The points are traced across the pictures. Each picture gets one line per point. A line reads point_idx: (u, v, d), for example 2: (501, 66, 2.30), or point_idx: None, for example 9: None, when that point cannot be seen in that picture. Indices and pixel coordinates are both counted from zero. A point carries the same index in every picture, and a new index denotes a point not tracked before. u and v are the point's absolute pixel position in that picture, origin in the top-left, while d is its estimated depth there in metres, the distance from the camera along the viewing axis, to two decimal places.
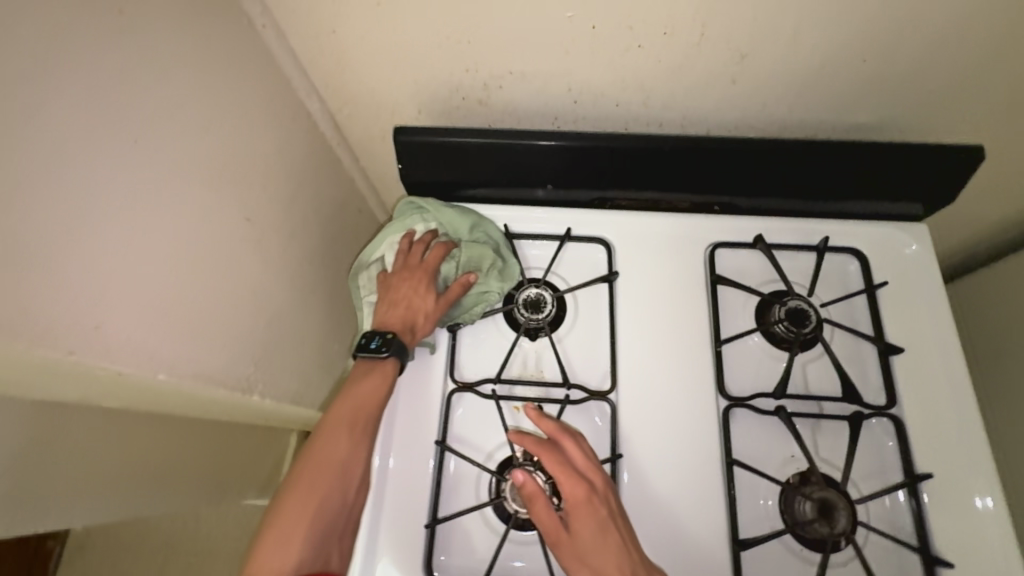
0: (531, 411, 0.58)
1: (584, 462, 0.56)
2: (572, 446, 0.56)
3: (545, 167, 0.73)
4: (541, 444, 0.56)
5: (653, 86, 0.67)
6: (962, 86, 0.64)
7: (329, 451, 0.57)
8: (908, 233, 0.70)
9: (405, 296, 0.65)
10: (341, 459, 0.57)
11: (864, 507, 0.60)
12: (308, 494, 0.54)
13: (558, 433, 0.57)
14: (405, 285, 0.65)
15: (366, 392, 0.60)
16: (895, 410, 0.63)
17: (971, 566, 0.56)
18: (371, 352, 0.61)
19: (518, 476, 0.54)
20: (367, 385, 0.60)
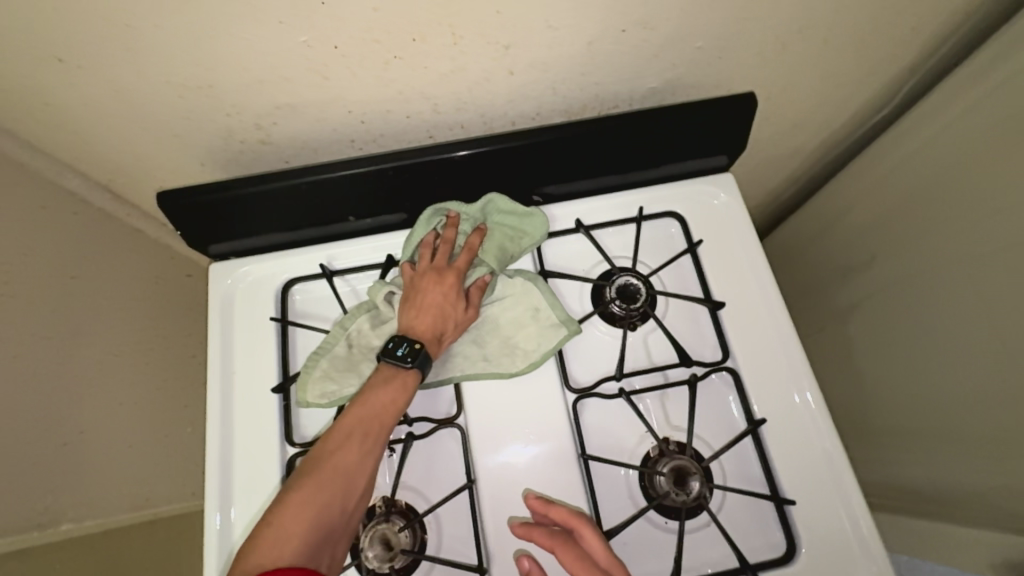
0: (537, 502, 0.56)
1: (605, 553, 0.51)
2: (590, 535, 0.52)
3: (344, 199, 0.67)
4: (552, 544, 0.53)
5: (434, 93, 0.64)
6: (730, 37, 0.65)
7: (389, 395, 0.55)
8: (715, 185, 0.71)
9: (433, 288, 0.61)
10: (399, 404, 0.55)
11: (719, 466, 0.61)
12: (317, 502, 0.49)
13: (573, 522, 0.53)
14: (433, 287, 0.61)
15: (387, 399, 0.55)
16: (731, 362, 0.64)
17: (815, 496, 0.58)
18: (397, 359, 0.56)
19: (525, 563, 0.54)
20: (388, 393, 0.55)
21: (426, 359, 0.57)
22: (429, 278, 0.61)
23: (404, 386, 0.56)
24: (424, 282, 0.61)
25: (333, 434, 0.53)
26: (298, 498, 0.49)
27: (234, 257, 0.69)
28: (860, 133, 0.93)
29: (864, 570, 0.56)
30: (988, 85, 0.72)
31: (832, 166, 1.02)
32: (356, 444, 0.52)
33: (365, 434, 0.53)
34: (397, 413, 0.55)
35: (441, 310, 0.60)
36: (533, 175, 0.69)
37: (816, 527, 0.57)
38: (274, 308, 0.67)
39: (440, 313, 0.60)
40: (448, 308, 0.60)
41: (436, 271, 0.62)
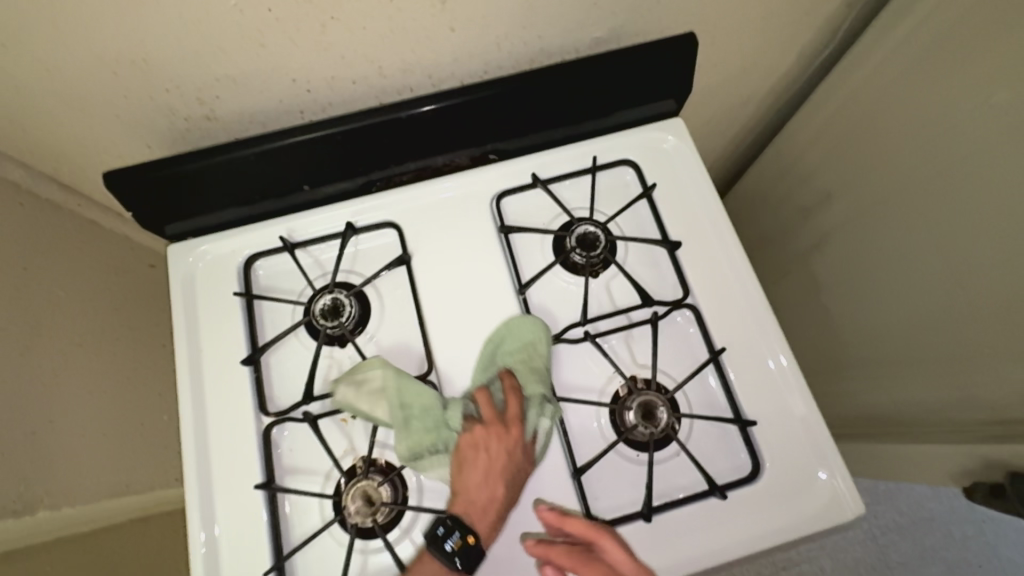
0: (552, 514, 0.56)
1: (629, 563, 0.53)
2: (612, 546, 0.53)
3: (297, 166, 0.66)
4: (574, 558, 0.54)
5: (377, 55, 0.64)
6: None
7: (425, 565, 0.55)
8: (664, 129, 0.72)
9: (492, 456, 0.57)
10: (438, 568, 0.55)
11: (684, 396, 0.64)
12: None
13: (592, 533, 0.54)
14: (492, 448, 0.57)
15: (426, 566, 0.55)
16: (691, 299, 0.66)
17: (774, 416, 0.61)
18: (443, 555, 0.54)
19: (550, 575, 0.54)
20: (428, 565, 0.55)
21: (475, 556, 0.54)
22: (484, 438, 0.57)
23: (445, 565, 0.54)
24: (473, 439, 0.58)
25: None
26: None
27: (192, 237, 0.68)
28: (806, 75, 0.95)
29: (825, 477, 0.59)
30: (919, 14, 0.75)
31: (784, 112, 1.04)
32: None
33: None
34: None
35: (503, 476, 0.57)
36: (485, 131, 0.70)
37: (777, 445, 0.60)
38: (237, 282, 0.66)
39: (489, 483, 0.57)
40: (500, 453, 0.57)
41: (480, 424, 0.58)
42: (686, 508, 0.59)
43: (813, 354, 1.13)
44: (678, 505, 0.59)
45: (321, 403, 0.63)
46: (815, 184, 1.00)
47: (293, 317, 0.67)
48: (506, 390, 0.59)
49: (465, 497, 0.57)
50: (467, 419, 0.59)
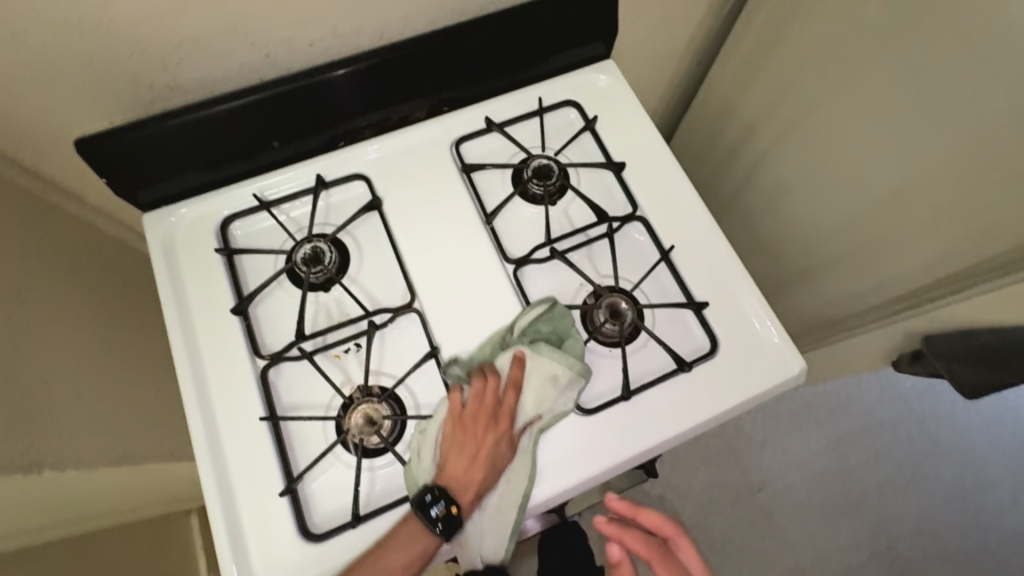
0: (621, 502, 0.62)
1: (698, 567, 0.59)
2: (685, 545, 0.60)
3: (265, 124, 0.70)
4: (653, 550, 0.59)
5: (331, 17, 0.69)
6: None
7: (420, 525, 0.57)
8: (597, 70, 0.81)
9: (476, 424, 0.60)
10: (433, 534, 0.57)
11: (645, 295, 0.71)
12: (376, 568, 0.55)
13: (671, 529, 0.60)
14: (480, 435, 0.60)
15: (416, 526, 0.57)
16: (640, 211, 0.74)
17: (723, 299, 0.69)
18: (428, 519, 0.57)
19: (614, 554, 0.59)
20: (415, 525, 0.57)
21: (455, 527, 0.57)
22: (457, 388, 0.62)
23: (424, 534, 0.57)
24: (467, 427, 0.60)
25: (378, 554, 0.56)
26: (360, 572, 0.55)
27: (165, 205, 0.71)
28: (718, 27, 1.07)
29: (775, 340, 0.67)
30: None
31: (704, 63, 1.15)
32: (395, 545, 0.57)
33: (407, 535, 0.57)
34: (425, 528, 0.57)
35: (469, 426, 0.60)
36: (438, 81, 0.76)
37: (728, 322, 0.68)
38: (216, 240, 0.69)
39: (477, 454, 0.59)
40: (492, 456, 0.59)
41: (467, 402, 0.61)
42: (659, 387, 0.66)
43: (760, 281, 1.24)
44: (651, 385, 0.65)
45: (313, 342, 0.67)
46: (739, 122, 1.11)
47: (274, 267, 0.70)
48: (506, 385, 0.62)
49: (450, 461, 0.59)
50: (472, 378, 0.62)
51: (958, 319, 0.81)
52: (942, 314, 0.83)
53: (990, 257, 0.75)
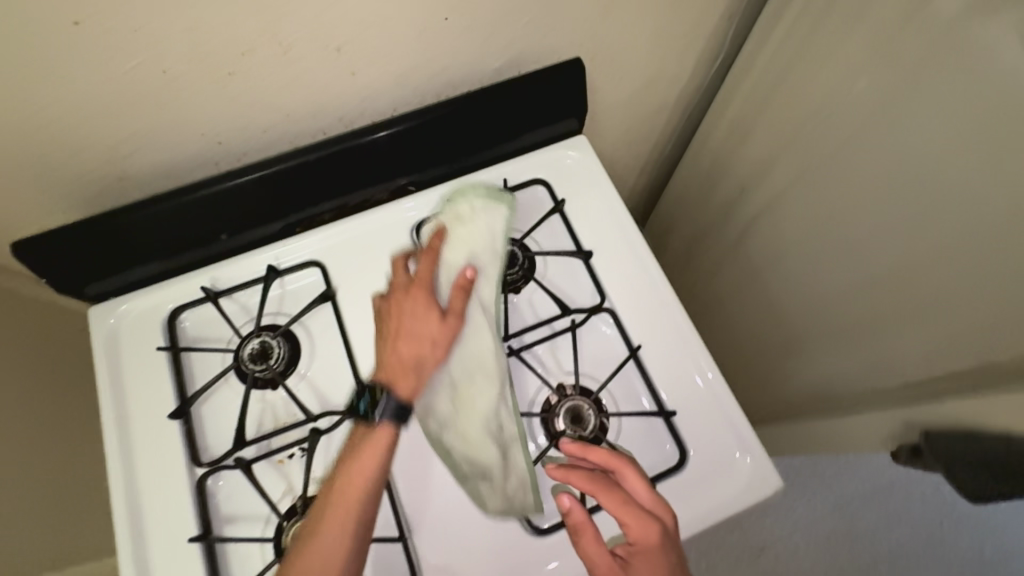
0: (573, 446, 0.58)
1: (644, 493, 0.56)
2: (632, 475, 0.56)
3: (213, 217, 0.68)
4: (595, 484, 0.55)
5: (284, 104, 0.66)
6: (551, 12, 0.70)
7: (357, 473, 0.54)
8: (566, 146, 0.78)
9: (423, 327, 0.61)
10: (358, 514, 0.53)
11: (611, 396, 0.67)
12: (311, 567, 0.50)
13: (614, 462, 0.57)
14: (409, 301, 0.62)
15: (358, 469, 0.54)
16: (608, 302, 0.70)
17: (694, 406, 0.64)
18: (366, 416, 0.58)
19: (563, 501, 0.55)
20: (344, 480, 0.54)
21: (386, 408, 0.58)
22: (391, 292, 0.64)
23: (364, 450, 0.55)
24: (395, 304, 0.63)
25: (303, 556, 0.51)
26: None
27: (114, 297, 0.69)
28: (709, 84, 1.02)
29: (747, 462, 0.62)
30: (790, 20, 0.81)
31: (696, 117, 1.10)
32: (328, 532, 0.51)
33: (337, 522, 0.52)
34: (365, 490, 0.53)
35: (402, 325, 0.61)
36: (399, 165, 0.73)
37: (698, 432, 0.63)
38: (162, 337, 0.67)
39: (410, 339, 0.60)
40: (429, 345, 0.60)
41: (397, 287, 0.64)
42: None
43: (755, 340, 1.18)
44: None
45: (256, 447, 0.64)
46: (731, 181, 1.06)
47: (223, 363, 0.67)
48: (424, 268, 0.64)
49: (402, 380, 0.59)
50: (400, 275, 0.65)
51: (958, 418, 0.74)
52: (941, 409, 0.76)
53: (996, 357, 0.68)
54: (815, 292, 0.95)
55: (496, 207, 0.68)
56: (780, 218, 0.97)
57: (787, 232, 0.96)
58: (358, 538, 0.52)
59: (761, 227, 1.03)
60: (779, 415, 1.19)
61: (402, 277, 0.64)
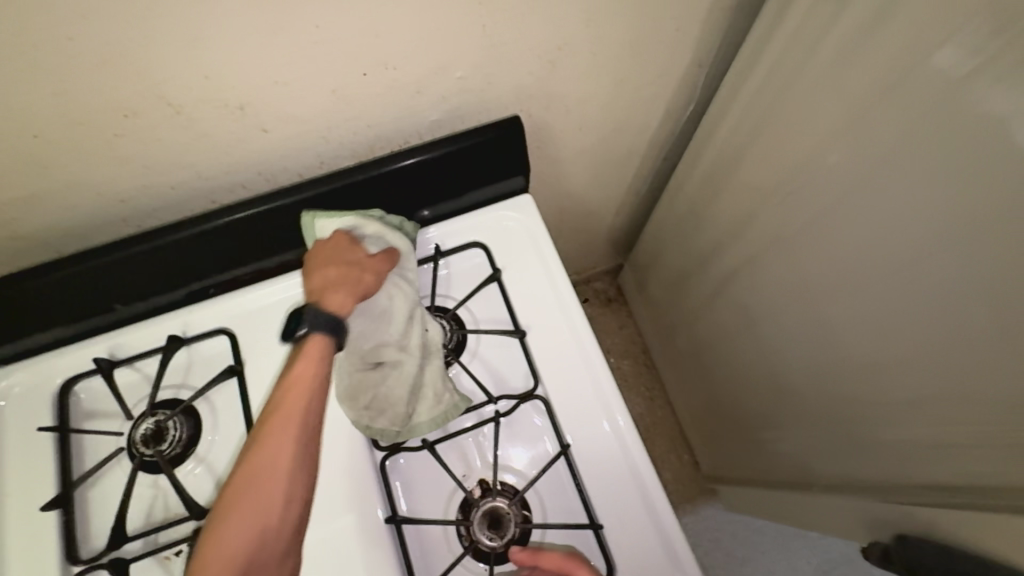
0: (524, 554, 0.54)
1: None
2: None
3: (108, 286, 0.63)
4: None
5: (189, 162, 0.61)
6: (488, 65, 0.64)
7: (265, 457, 0.51)
8: (509, 207, 0.71)
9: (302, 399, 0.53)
10: (282, 474, 0.51)
11: (537, 497, 0.60)
12: (245, 522, 0.49)
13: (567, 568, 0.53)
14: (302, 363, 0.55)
15: (297, 381, 0.54)
16: (542, 389, 0.63)
17: (626, 518, 0.58)
18: (296, 332, 0.57)
19: None
20: (291, 396, 0.53)
21: (315, 321, 0.56)
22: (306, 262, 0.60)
23: (308, 352, 0.55)
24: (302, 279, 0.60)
25: (259, 452, 0.51)
26: (249, 467, 0.50)
27: (8, 363, 0.64)
28: (683, 130, 0.95)
29: None
30: (756, 76, 0.72)
31: (671, 161, 1.03)
32: (275, 461, 0.51)
33: (253, 511, 0.49)
34: (285, 469, 0.51)
35: (330, 259, 0.59)
36: None
37: (630, 550, 0.57)
38: (51, 415, 0.61)
39: (331, 285, 0.58)
40: (358, 271, 0.58)
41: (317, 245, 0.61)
42: None
43: (734, 398, 1.10)
44: None
45: (142, 541, 0.58)
46: (705, 233, 0.99)
47: (117, 443, 0.61)
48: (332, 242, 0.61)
49: (331, 300, 0.57)
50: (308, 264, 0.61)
51: (935, 524, 0.66)
52: (917, 513, 0.68)
53: (978, 469, 0.60)
54: (789, 362, 0.88)
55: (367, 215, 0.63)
56: (752, 281, 0.89)
57: (758, 296, 0.89)
58: (272, 525, 0.50)
59: (734, 285, 0.95)
60: (758, 476, 1.11)
61: (354, 252, 0.60)
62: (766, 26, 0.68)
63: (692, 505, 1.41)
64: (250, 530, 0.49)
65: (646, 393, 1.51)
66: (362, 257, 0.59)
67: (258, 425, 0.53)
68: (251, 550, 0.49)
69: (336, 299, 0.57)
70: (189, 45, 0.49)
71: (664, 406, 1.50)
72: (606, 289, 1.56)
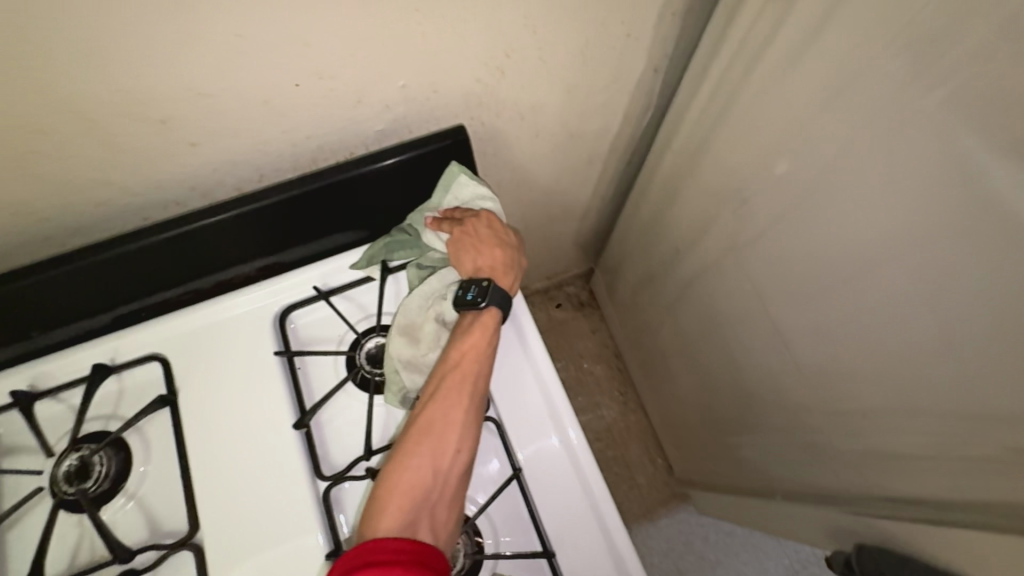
0: None
1: None
2: None
3: (29, 312, 0.60)
4: None
5: (110, 179, 0.57)
6: (431, 73, 0.61)
7: (441, 410, 0.54)
8: None
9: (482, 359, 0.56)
10: (451, 421, 0.53)
11: (490, 524, 0.58)
12: (432, 449, 0.52)
13: None
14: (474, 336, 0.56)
15: (473, 344, 0.56)
16: (494, 410, 0.61)
17: (580, 541, 0.56)
18: (469, 304, 0.58)
19: None
20: (471, 340, 0.56)
21: (494, 293, 0.58)
22: (461, 232, 0.62)
23: (485, 327, 0.57)
24: (465, 232, 0.62)
25: (438, 399, 0.54)
26: (428, 413, 0.54)
27: None
28: (644, 135, 0.93)
29: None
30: (711, 82, 0.71)
31: (634, 165, 1.01)
32: (454, 413, 0.54)
33: (438, 445, 0.53)
34: (462, 420, 0.54)
35: (496, 241, 0.62)
36: (266, 242, 0.65)
37: (582, 575, 0.55)
38: None
39: (503, 257, 0.61)
40: (518, 253, 0.63)
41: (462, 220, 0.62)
42: None
43: (702, 404, 1.09)
44: None
45: None
46: (667, 239, 0.98)
47: (38, 481, 0.57)
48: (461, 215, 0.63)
49: (503, 279, 0.61)
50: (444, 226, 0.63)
51: (894, 534, 0.65)
52: (876, 522, 0.68)
53: (933, 481, 0.60)
54: (751, 369, 0.87)
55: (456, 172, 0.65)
56: (713, 287, 0.88)
57: (720, 303, 0.88)
58: (455, 460, 0.53)
59: (697, 291, 0.94)
60: (728, 480, 1.10)
61: (505, 234, 0.63)
62: (718, 31, 0.67)
63: (667, 508, 1.41)
64: (424, 467, 0.52)
65: (618, 396, 1.50)
66: (511, 239, 0.63)
67: (431, 385, 0.55)
68: (428, 486, 0.52)
69: (506, 280, 0.61)
70: (94, 55, 0.46)
71: (636, 410, 1.49)
72: (578, 292, 1.55)
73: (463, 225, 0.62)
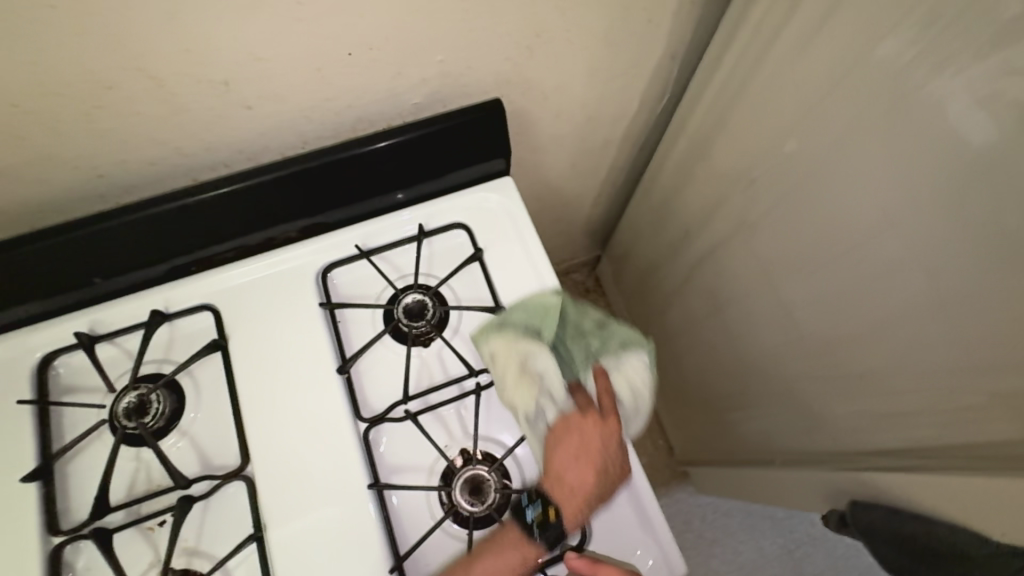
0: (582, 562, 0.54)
1: None
2: None
3: (89, 261, 0.64)
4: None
5: (170, 138, 0.61)
6: (469, 48, 0.65)
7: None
8: (489, 188, 0.74)
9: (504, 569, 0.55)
10: None
11: (517, 465, 0.63)
12: None
13: None
14: (501, 545, 0.56)
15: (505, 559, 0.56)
16: None
17: None
18: (526, 527, 0.57)
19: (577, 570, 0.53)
20: (500, 561, 0.55)
21: (552, 533, 0.57)
22: (579, 422, 0.58)
23: (506, 549, 0.56)
24: (586, 428, 0.58)
25: None
26: None
27: None
28: (657, 121, 0.98)
29: (647, 562, 0.59)
30: (725, 67, 0.76)
31: (646, 151, 1.06)
32: None
33: None
34: None
35: (596, 457, 0.57)
36: (309, 204, 0.70)
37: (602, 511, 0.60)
38: (28, 389, 0.61)
39: (595, 478, 0.57)
40: (609, 486, 0.58)
41: (595, 412, 0.58)
42: None
43: (706, 382, 1.14)
44: None
45: (124, 512, 0.59)
46: (676, 221, 1.03)
47: (98, 417, 0.62)
48: (602, 389, 0.59)
49: (575, 513, 0.57)
50: (578, 396, 0.59)
51: (885, 489, 0.70)
52: (869, 479, 0.73)
53: (923, 435, 0.65)
54: (754, 344, 0.92)
55: (638, 352, 0.61)
56: (719, 265, 0.93)
57: (725, 281, 0.93)
58: None
59: (703, 270, 0.99)
60: (727, 456, 1.16)
61: (613, 454, 0.58)
62: (733, 19, 0.71)
63: (666, 488, 1.46)
64: None
65: None
66: (616, 461, 0.58)
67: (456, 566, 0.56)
68: None
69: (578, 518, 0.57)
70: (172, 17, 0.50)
71: None
72: (585, 279, 1.59)
73: (585, 420, 0.58)
